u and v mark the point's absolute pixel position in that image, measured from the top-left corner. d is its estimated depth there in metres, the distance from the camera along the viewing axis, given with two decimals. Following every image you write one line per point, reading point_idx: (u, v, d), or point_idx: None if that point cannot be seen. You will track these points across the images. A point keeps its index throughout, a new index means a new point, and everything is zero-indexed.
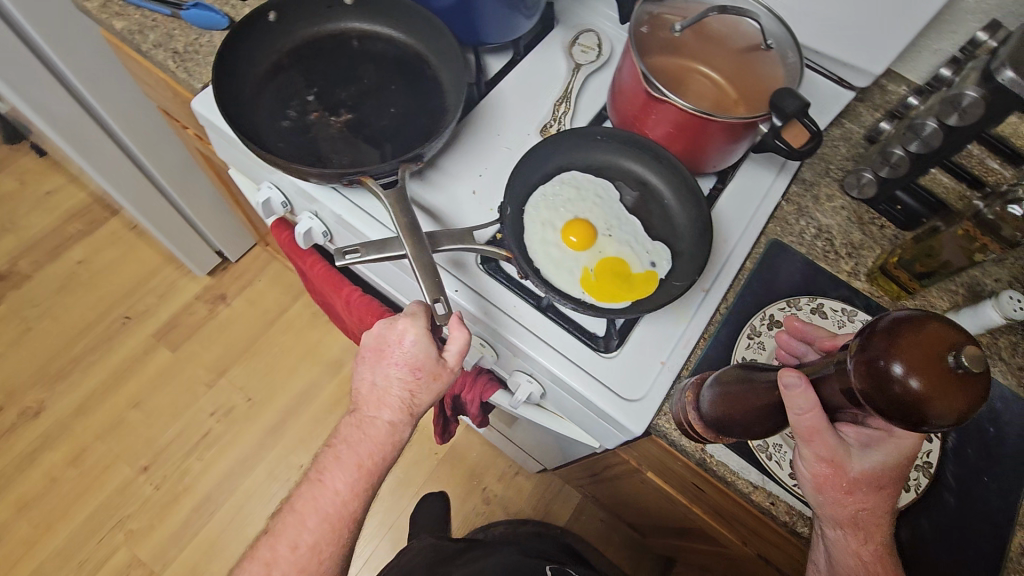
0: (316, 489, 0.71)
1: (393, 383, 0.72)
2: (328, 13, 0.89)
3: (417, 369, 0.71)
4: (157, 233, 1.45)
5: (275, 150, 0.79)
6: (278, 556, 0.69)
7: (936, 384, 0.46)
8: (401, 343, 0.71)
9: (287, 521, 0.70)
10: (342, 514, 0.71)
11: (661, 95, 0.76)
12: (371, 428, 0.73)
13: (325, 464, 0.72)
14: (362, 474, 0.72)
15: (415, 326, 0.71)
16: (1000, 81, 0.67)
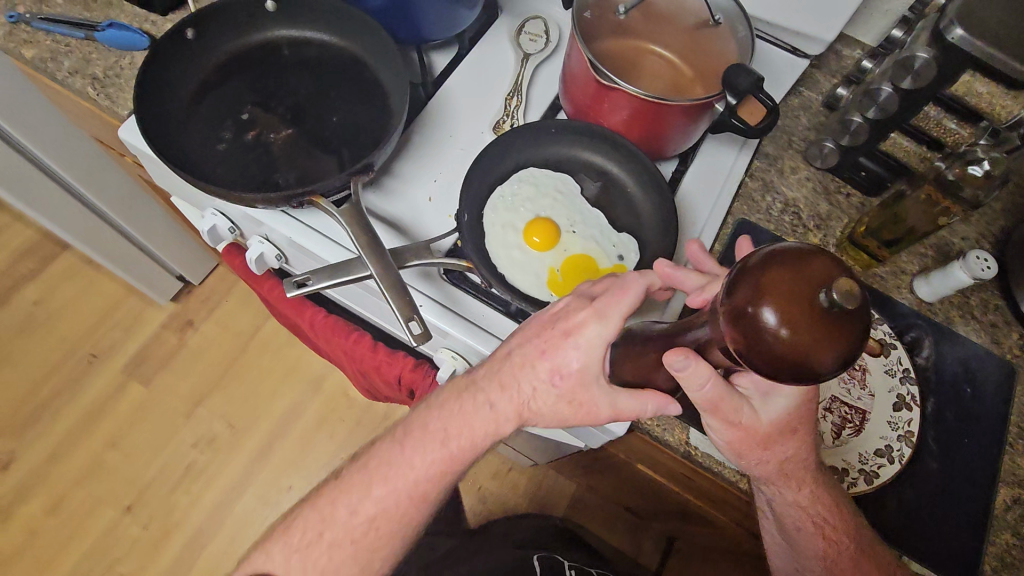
0: (382, 472, 0.67)
1: (528, 352, 0.64)
2: (252, 22, 0.84)
3: (547, 335, 0.63)
4: (108, 264, 1.38)
5: (211, 175, 0.74)
6: (328, 534, 0.67)
7: (822, 334, 0.43)
8: (566, 305, 0.63)
9: (335, 487, 0.70)
10: (416, 490, 0.67)
11: (611, 82, 0.73)
12: (479, 407, 0.66)
13: (396, 440, 0.69)
14: (450, 452, 0.66)
15: (575, 296, 0.64)
16: (948, 40, 0.66)
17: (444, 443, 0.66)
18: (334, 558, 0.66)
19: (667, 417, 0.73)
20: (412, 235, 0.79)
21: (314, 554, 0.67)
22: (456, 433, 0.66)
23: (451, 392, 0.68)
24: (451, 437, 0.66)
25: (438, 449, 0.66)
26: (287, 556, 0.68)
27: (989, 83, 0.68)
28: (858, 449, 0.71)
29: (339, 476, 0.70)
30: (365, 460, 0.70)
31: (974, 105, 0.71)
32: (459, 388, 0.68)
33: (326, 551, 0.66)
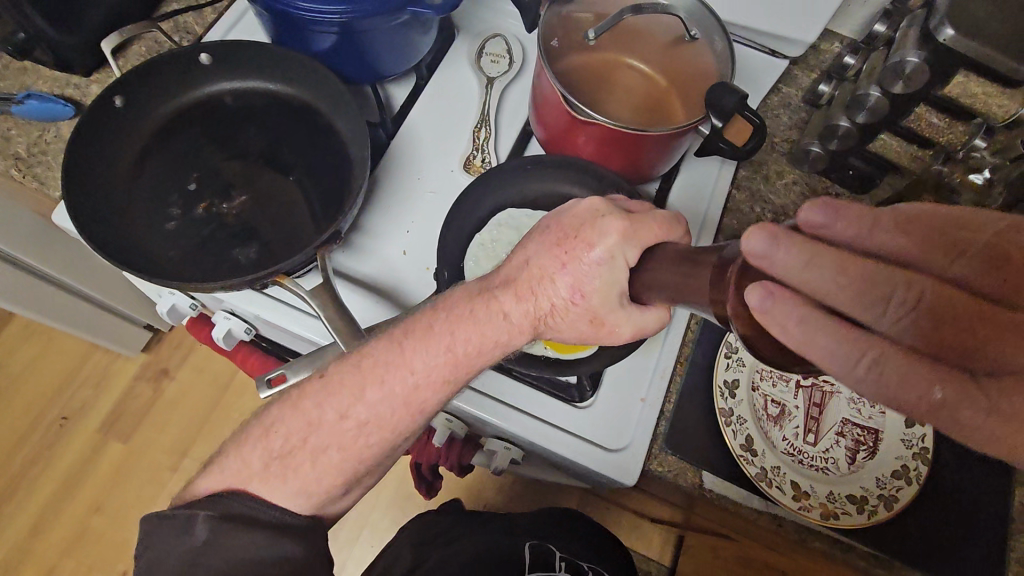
0: (376, 361, 0.57)
1: (546, 262, 0.54)
2: (186, 78, 0.77)
3: (569, 244, 0.53)
4: (70, 327, 1.26)
5: (165, 259, 0.69)
6: (312, 437, 0.58)
7: (839, 276, 0.32)
8: (579, 210, 0.54)
9: (320, 384, 0.58)
10: (414, 395, 0.57)
11: (587, 117, 0.68)
12: (490, 318, 0.56)
13: (392, 340, 0.58)
14: (460, 356, 0.56)
15: (596, 200, 0.54)
16: (941, 40, 0.61)
17: (453, 353, 0.56)
18: (320, 480, 0.58)
19: (677, 462, 0.71)
20: (391, 295, 0.74)
21: (293, 466, 0.57)
22: (466, 342, 0.56)
23: (449, 301, 0.58)
24: (461, 344, 0.56)
25: (440, 353, 0.57)
26: (266, 463, 0.57)
27: (983, 81, 0.63)
28: (873, 474, 0.68)
29: (325, 370, 0.59)
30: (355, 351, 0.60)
31: (966, 104, 0.66)
32: (463, 299, 0.58)
33: (308, 452, 0.57)
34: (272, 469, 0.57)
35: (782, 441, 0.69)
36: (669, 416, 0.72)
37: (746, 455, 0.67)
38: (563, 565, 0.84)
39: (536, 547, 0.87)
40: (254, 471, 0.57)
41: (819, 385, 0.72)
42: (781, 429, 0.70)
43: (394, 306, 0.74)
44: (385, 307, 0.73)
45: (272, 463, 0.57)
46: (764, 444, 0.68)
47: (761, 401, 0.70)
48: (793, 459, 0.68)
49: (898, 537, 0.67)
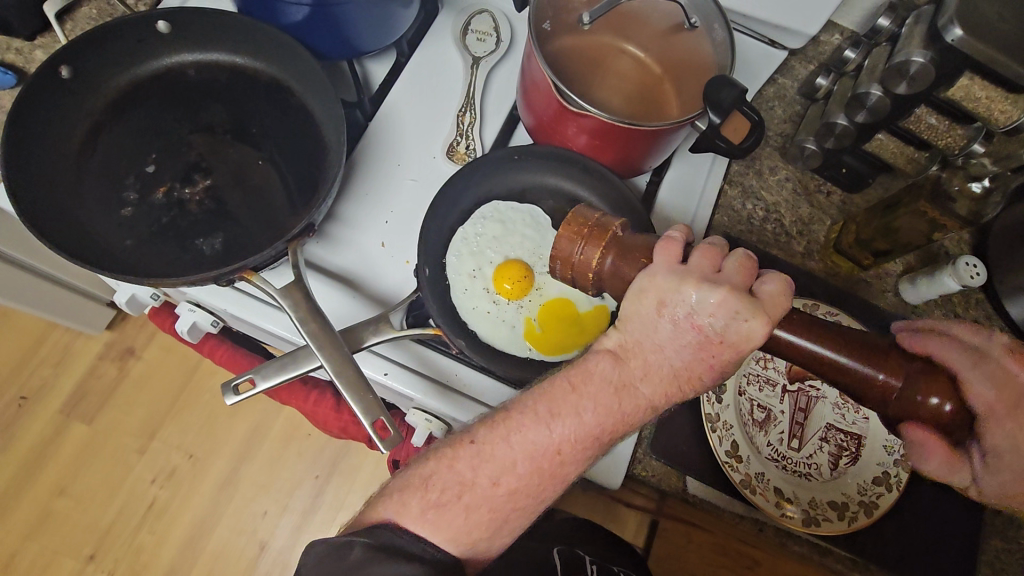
0: (524, 437, 0.51)
1: (695, 365, 0.49)
2: (141, 48, 0.71)
3: (716, 349, 0.48)
4: (42, 311, 1.18)
5: (120, 249, 0.64)
6: (467, 496, 0.51)
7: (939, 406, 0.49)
8: (713, 310, 0.47)
9: (472, 448, 0.52)
10: (556, 468, 0.51)
11: (579, 108, 0.64)
12: (637, 407, 0.51)
13: (536, 416, 0.51)
14: (605, 438, 0.52)
15: (725, 297, 0.46)
16: (948, 40, 0.59)
17: (598, 440, 0.51)
18: (470, 538, 0.52)
19: (662, 467, 0.70)
20: (369, 289, 0.70)
21: (449, 517, 0.51)
22: (611, 429, 0.51)
23: (590, 378, 0.51)
24: (608, 429, 0.51)
25: (586, 435, 0.51)
26: (422, 509, 0.52)
27: (987, 85, 0.61)
28: (855, 479, 0.67)
29: (473, 435, 0.53)
30: (500, 415, 0.53)
31: (969, 109, 0.64)
32: (603, 385, 0.51)
33: (461, 512, 0.51)
34: (429, 517, 0.51)
35: (766, 446, 0.68)
36: (654, 420, 0.71)
37: (730, 461, 0.66)
38: (597, 569, 0.67)
39: (563, 552, 0.69)
40: (410, 514, 0.51)
41: (805, 389, 0.71)
42: (765, 435, 0.69)
43: (368, 302, 0.69)
44: (360, 304, 0.69)
45: (429, 510, 0.51)
46: (750, 450, 0.67)
47: (746, 406, 0.69)
48: (777, 465, 0.67)
49: (875, 541, 0.67)
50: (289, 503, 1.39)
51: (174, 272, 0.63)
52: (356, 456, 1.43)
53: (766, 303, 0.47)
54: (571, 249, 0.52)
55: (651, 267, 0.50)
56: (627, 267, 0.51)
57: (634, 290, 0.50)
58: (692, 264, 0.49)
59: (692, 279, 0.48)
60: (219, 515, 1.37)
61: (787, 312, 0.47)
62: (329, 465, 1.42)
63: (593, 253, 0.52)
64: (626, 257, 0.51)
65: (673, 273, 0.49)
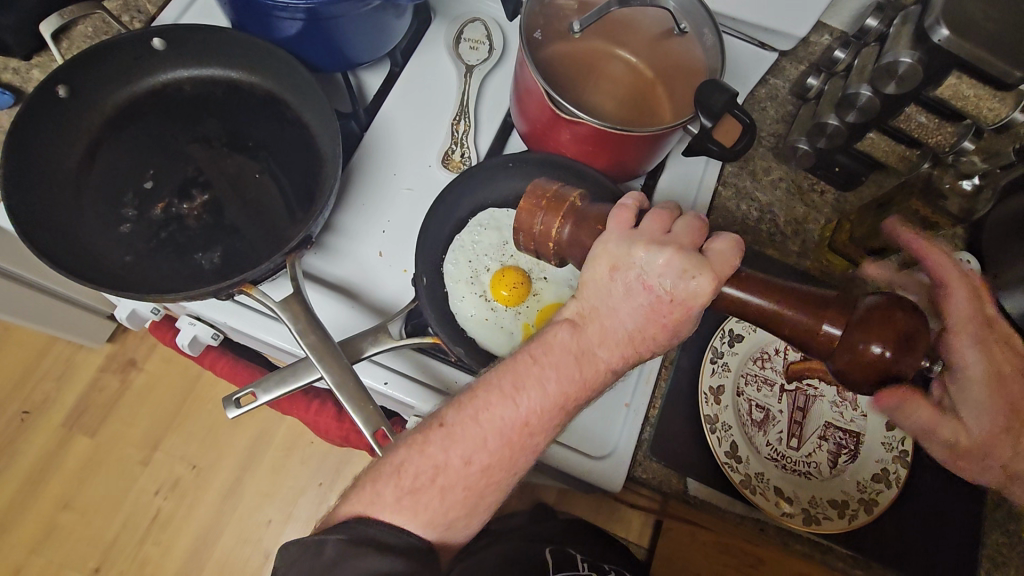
0: (491, 415, 0.52)
1: (647, 325, 0.51)
2: (136, 65, 0.72)
3: (667, 309, 0.50)
4: (45, 326, 1.19)
5: (120, 265, 0.65)
6: (441, 478, 0.52)
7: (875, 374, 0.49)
8: (662, 270, 0.49)
9: (441, 430, 0.53)
10: (525, 440, 0.52)
11: (572, 115, 0.65)
12: (596, 372, 0.52)
13: (502, 392, 0.52)
14: (570, 404, 0.53)
15: (673, 257, 0.49)
16: (935, 40, 0.59)
17: (564, 407, 0.52)
18: (445, 519, 0.52)
19: (662, 469, 0.71)
20: (367, 298, 0.70)
21: (426, 501, 0.52)
22: (576, 395, 0.52)
23: (550, 350, 0.52)
24: (572, 397, 0.52)
25: (551, 407, 0.52)
26: (398, 497, 0.52)
27: (974, 84, 0.62)
28: (854, 478, 0.68)
29: (442, 417, 0.53)
30: (465, 395, 0.54)
31: (958, 107, 0.64)
32: (563, 355, 0.52)
33: (437, 494, 0.52)
34: (405, 504, 0.52)
35: (766, 446, 0.69)
36: (653, 422, 0.71)
37: (729, 462, 0.66)
38: (588, 566, 0.69)
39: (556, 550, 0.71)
40: (385, 503, 0.52)
41: (803, 388, 0.71)
42: (764, 434, 0.69)
43: (367, 311, 0.70)
44: (358, 313, 0.69)
45: (404, 496, 0.52)
46: (749, 450, 0.68)
47: (745, 406, 0.70)
48: (778, 465, 0.68)
49: (876, 538, 0.68)
50: (293, 512, 1.39)
51: (174, 286, 0.64)
52: (360, 463, 1.43)
53: (713, 260, 0.49)
54: (532, 220, 0.56)
55: (603, 235, 0.52)
56: (583, 234, 0.54)
57: (590, 257, 0.52)
58: (642, 228, 0.52)
59: (642, 242, 0.50)
60: (223, 524, 1.37)
61: (735, 268, 0.49)
62: (333, 472, 1.42)
63: (553, 222, 0.55)
64: (582, 224, 0.54)
65: (625, 238, 0.51)
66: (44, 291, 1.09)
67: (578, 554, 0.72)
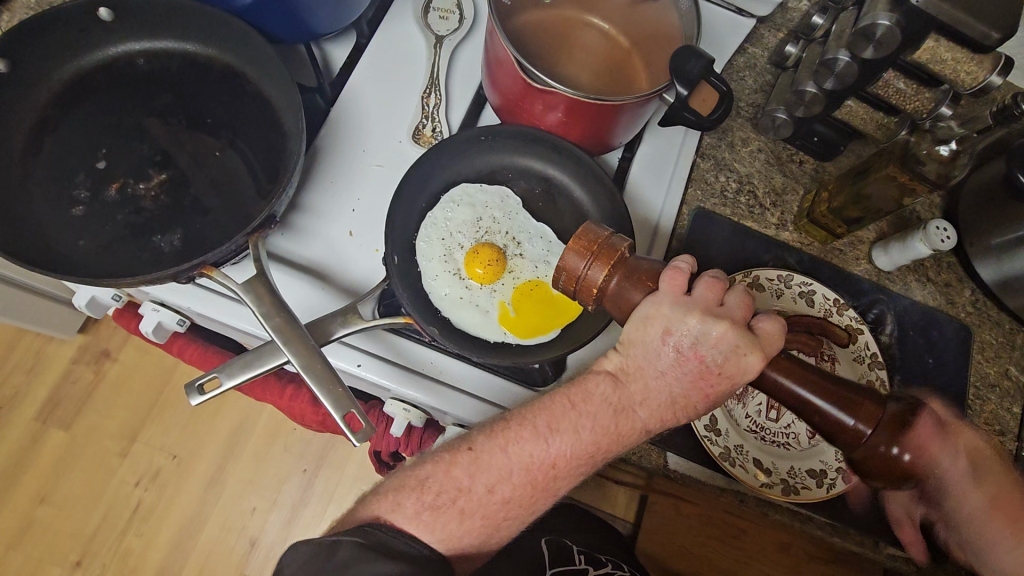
0: (522, 449, 0.53)
1: (689, 392, 0.53)
2: (84, 38, 0.68)
3: (713, 379, 0.52)
4: (9, 317, 1.15)
5: (73, 250, 0.61)
6: (462, 501, 0.53)
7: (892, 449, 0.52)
8: (715, 342, 0.51)
9: (469, 454, 0.55)
10: (549, 479, 0.54)
11: (543, 85, 0.63)
12: (630, 428, 0.54)
13: (535, 430, 0.54)
14: (600, 455, 0.55)
15: (729, 332, 0.50)
16: (912, 2, 0.57)
17: (593, 456, 0.54)
18: (461, 541, 0.53)
19: (642, 444, 0.69)
20: (338, 280, 0.68)
21: (444, 520, 0.53)
22: (606, 447, 0.54)
23: (589, 398, 0.54)
24: (602, 447, 0.54)
25: (581, 451, 0.54)
26: (416, 510, 0.53)
27: (952, 46, 0.60)
28: (833, 446, 0.67)
29: (471, 442, 0.55)
30: (498, 425, 0.56)
31: (934, 71, 0.63)
32: (602, 405, 0.54)
33: (456, 515, 0.53)
34: (423, 519, 0.52)
35: (745, 418, 0.69)
36: None
37: (708, 434, 0.66)
38: (585, 559, 0.73)
39: (550, 542, 0.74)
40: (404, 514, 0.52)
41: None
42: (744, 407, 0.69)
43: (338, 293, 0.67)
44: (327, 295, 0.67)
45: (423, 512, 0.52)
46: (727, 423, 0.67)
47: None
48: (756, 436, 0.68)
49: (855, 506, 0.68)
50: (278, 498, 1.38)
51: (131, 271, 0.61)
52: (345, 448, 1.42)
53: (765, 337, 0.51)
54: (577, 266, 0.49)
55: (656, 296, 0.50)
56: (632, 290, 0.50)
57: (640, 317, 0.51)
58: (696, 295, 0.52)
59: (696, 311, 0.51)
60: (207, 513, 1.36)
61: (781, 349, 0.51)
62: (316, 457, 1.41)
63: (600, 271, 0.49)
64: (632, 278, 0.50)
65: (679, 305, 0.51)
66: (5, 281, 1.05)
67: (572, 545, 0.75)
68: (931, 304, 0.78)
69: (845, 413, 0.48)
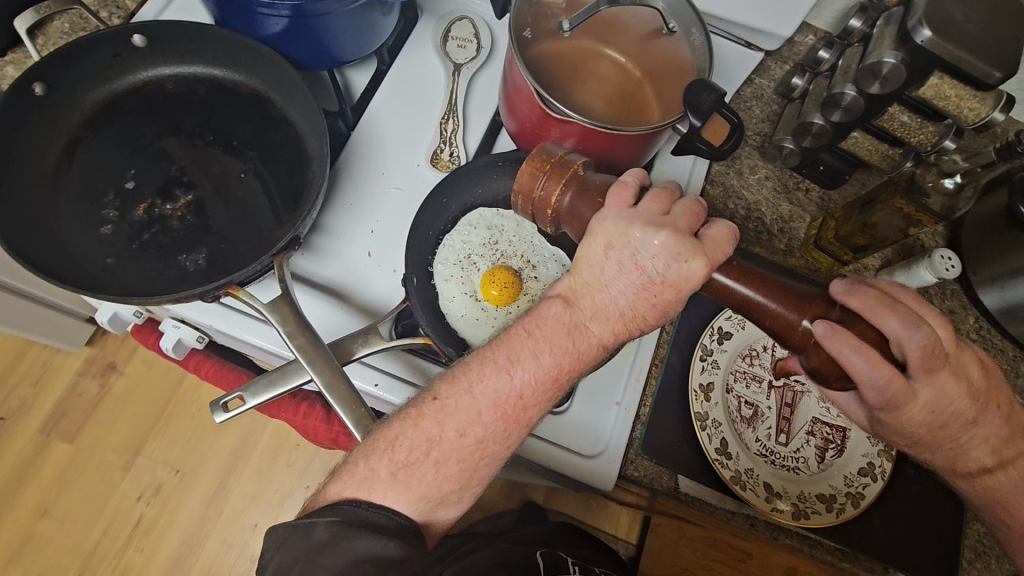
0: (485, 386, 0.52)
1: (638, 304, 0.51)
2: (115, 62, 0.70)
3: (658, 289, 0.50)
4: (24, 330, 1.16)
5: (100, 268, 0.63)
6: (436, 451, 0.51)
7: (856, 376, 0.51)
8: (656, 252, 0.50)
9: (434, 403, 0.52)
10: (518, 412, 0.52)
11: (562, 114, 0.65)
12: (589, 346, 0.53)
13: (495, 365, 0.52)
14: (563, 378, 0.53)
15: (669, 239, 0.50)
16: (918, 41, 0.59)
17: (557, 379, 0.52)
18: (440, 492, 0.51)
19: (654, 466, 0.71)
20: (356, 299, 0.69)
21: (419, 475, 0.51)
22: (569, 368, 0.52)
23: (543, 323, 0.53)
24: (565, 369, 0.52)
25: (545, 376, 0.52)
26: (392, 471, 0.51)
27: (956, 84, 0.62)
28: (842, 471, 0.69)
29: (435, 391, 0.53)
30: (459, 368, 0.54)
31: (939, 106, 0.65)
32: (558, 327, 0.52)
33: (431, 468, 0.51)
34: (399, 478, 0.51)
35: (755, 442, 0.69)
36: (645, 420, 0.72)
37: (721, 458, 0.67)
38: (579, 568, 0.72)
39: (547, 554, 0.73)
40: (380, 480, 0.51)
41: (791, 384, 0.73)
42: (754, 430, 0.70)
43: (356, 313, 0.69)
44: (348, 314, 0.68)
45: (398, 471, 0.51)
46: (739, 447, 0.68)
47: (734, 402, 0.70)
48: (767, 460, 0.68)
49: (863, 532, 0.69)
50: (280, 515, 1.37)
51: (157, 288, 0.63)
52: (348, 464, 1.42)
53: (708, 244, 0.50)
54: (531, 184, 0.55)
55: (603, 211, 0.53)
56: (583, 208, 0.54)
57: (587, 235, 0.53)
58: (642, 207, 0.52)
59: (639, 223, 0.51)
60: (209, 528, 1.35)
61: (727, 254, 0.50)
62: (320, 474, 1.41)
63: (553, 190, 0.54)
64: (584, 196, 0.54)
65: (622, 217, 0.52)
66: (22, 294, 1.07)
67: (568, 557, 0.74)
68: None
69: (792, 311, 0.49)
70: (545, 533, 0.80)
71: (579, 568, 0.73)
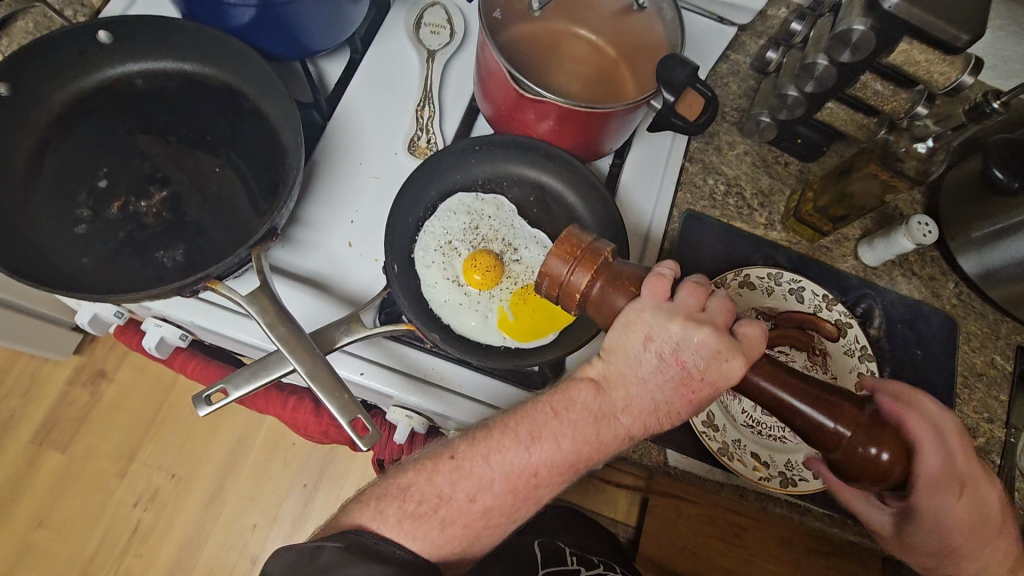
0: (503, 457, 0.53)
1: (673, 400, 0.53)
2: (82, 61, 0.69)
3: (696, 385, 0.51)
4: (9, 339, 1.15)
5: (76, 269, 0.62)
6: (443, 509, 0.53)
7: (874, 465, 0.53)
8: (696, 348, 0.50)
9: (451, 462, 0.54)
10: (530, 488, 0.54)
11: (535, 94, 0.64)
12: (613, 436, 0.54)
13: (515, 438, 0.54)
14: (582, 464, 0.54)
15: (709, 336, 0.50)
16: (886, 8, 0.59)
17: (574, 465, 0.53)
18: (442, 551, 0.53)
19: (643, 441, 0.70)
20: (339, 290, 0.69)
21: (425, 529, 0.52)
22: (588, 455, 0.54)
23: (570, 406, 0.54)
24: (584, 456, 0.54)
25: (563, 460, 0.53)
26: (398, 519, 0.52)
27: (926, 49, 0.63)
28: None
29: (453, 450, 0.55)
30: (481, 432, 0.56)
31: (911, 72, 0.66)
32: (583, 413, 0.54)
33: (437, 525, 0.52)
34: (404, 527, 0.52)
35: (742, 414, 0.70)
36: None
37: (707, 431, 0.67)
38: (576, 559, 0.72)
39: (544, 543, 0.74)
40: (386, 523, 0.52)
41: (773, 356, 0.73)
42: (740, 403, 0.70)
43: (339, 303, 0.68)
44: (329, 305, 0.68)
45: (405, 521, 0.52)
46: (725, 420, 0.69)
47: None
48: (753, 431, 0.69)
49: None
50: (278, 515, 1.37)
51: (134, 287, 0.62)
52: (344, 460, 1.42)
53: (745, 342, 0.52)
54: (560, 271, 0.50)
55: (639, 300, 0.51)
56: (617, 295, 0.51)
57: (622, 324, 0.51)
58: (680, 300, 0.52)
59: (679, 317, 0.51)
60: (207, 531, 1.35)
61: (761, 355, 0.52)
62: (316, 472, 1.41)
63: (583, 276, 0.50)
64: (615, 283, 0.51)
65: (662, 310, 0.51)
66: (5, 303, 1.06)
67: (566, 548, 0.74)
68: (916, 298, 0.80)
69: (826, 416, 0.49)
70: (545, 523, 0.81)
71: (576, 558, 0.72)
